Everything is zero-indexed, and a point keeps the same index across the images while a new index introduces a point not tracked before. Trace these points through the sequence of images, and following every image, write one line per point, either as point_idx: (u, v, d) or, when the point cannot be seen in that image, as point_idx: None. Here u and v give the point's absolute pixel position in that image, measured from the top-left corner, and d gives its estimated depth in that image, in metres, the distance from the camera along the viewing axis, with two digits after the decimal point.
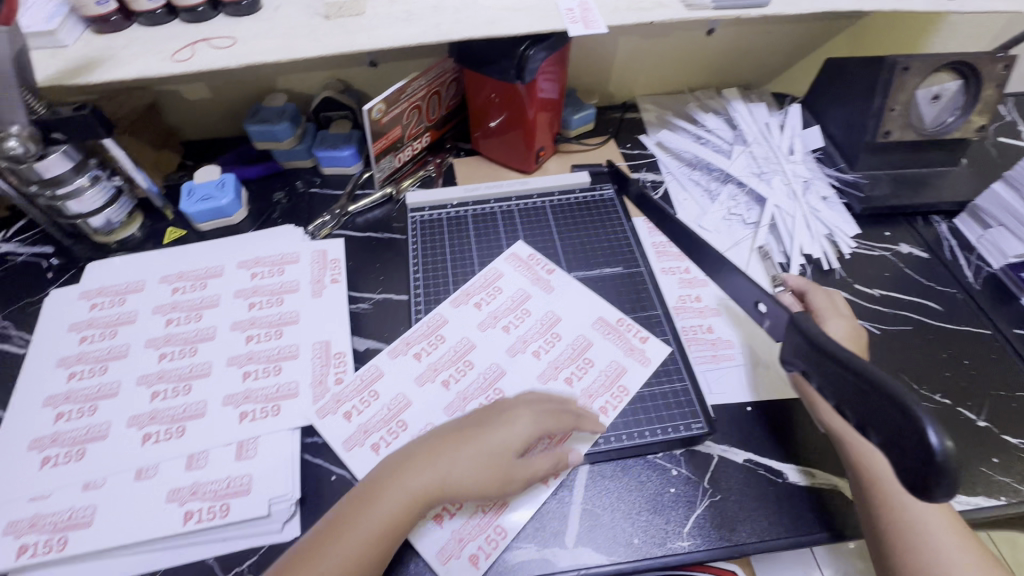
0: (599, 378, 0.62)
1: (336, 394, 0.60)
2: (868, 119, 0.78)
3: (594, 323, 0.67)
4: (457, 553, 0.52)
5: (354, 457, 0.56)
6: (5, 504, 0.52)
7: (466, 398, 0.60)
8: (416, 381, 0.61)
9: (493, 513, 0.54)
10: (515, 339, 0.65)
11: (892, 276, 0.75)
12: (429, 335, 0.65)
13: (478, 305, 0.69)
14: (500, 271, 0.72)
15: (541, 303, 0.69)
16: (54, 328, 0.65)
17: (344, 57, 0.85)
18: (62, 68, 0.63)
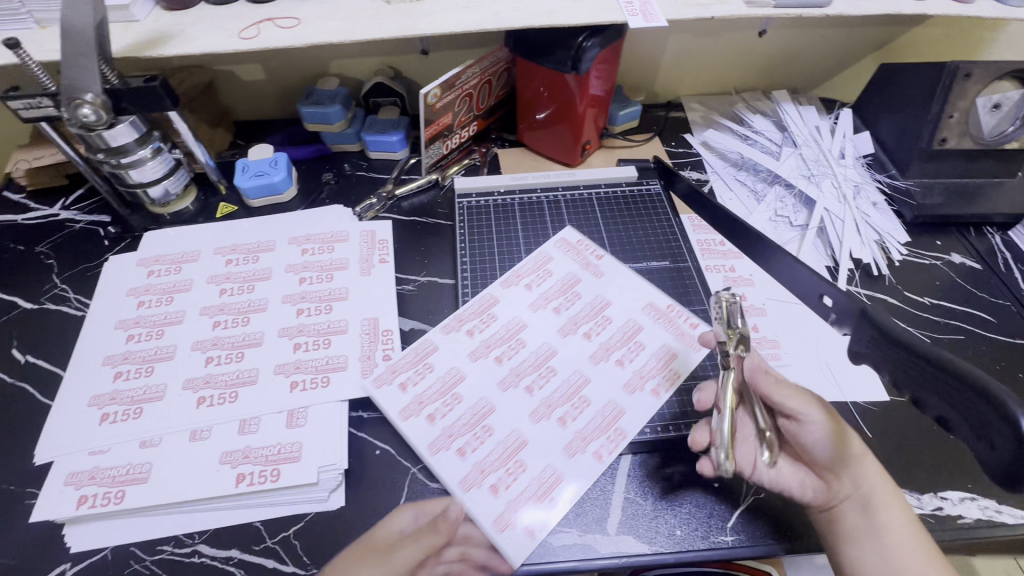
0: (650, 363, 0.63)
1: (391, 364, 0.61)
2: (924, 125, 0.77)
3: (645, 308, 0.67)
4: (515, 521, 0.52)
5: (409, 427, 0.57)
6: (66, 456, 0.55)
7: (520, 376, 0.61)
8: (470, 357, 0.63)
9: (550, 486, 0.54)
10: (566, 322, 0.66)
11: (943, 284, 0.74)
12: (481, 314, 0.66)
13: (527, 287, 0.69)
14: (549, 255, 0.73)
15: (592, 287, 0.70)
16: (112, 292, 0.68)
17: (398, 43, 0.85)
18: (135, 41, 0.64)
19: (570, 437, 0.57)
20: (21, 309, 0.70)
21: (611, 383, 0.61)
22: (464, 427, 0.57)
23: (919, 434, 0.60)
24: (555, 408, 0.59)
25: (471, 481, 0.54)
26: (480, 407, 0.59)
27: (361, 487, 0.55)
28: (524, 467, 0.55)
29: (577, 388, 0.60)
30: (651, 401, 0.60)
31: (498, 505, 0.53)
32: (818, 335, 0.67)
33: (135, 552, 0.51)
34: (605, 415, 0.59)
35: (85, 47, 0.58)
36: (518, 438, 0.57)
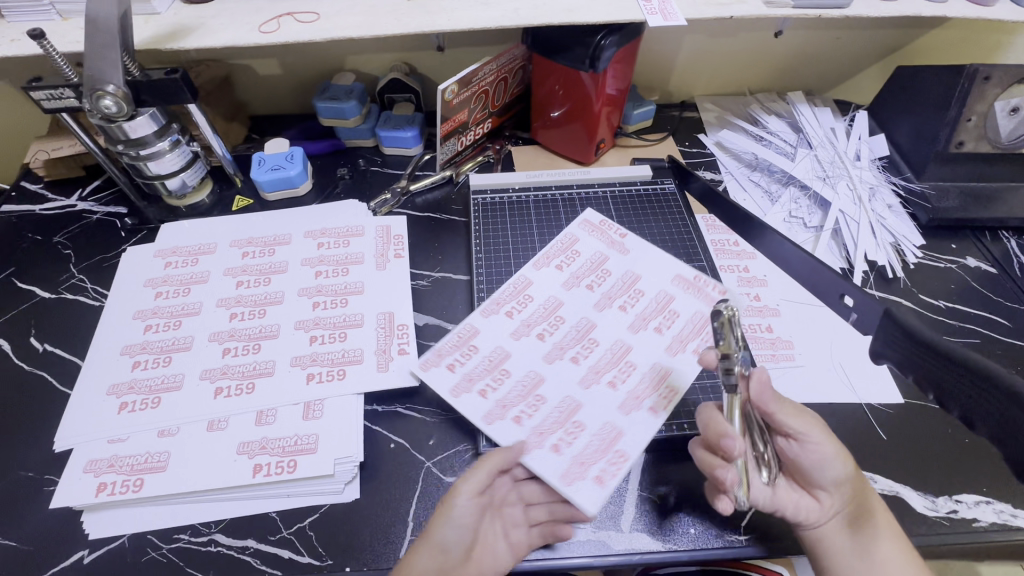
0: (688, 326, 0.64)
1: (437, 349, 0.62)
2: (941, 128, 0.77)
3: (675, 280, 0.69)
4: (581, 476, 0.53)
5: (461, 403, 0.58)
6: (87, 443, 0.55)
7: (564, 347, 0.62)
8: (512, 334, 0.63)
9: (612, 440, 0.55)
10: (601, 296, 0.67)
11: (958, 288, 0.73)
12: (518, 294, 0.67)
13: (557, 267, 0.70)
14: (575, 236, 0.74)
15: (622, 263, 0.71)
16: (130, 283, 0.69)
17: (414, 40, 0.85)
18: (155, 33, 0.64)
19: (620, 398, 0.58)
20: (39, 298, 0.70)
21: (653, 347, 0.62)
22: (517, 397, 0.58)
23: (933, 437, 0.60)
24: (603, 373, 0.60)
25: (531, 446, 0.55)
26: (529, 379, 0.60)
27: (375, 480, 0.55)
28: (581, 428, 0.56)
29: (621, 355, 0.62)
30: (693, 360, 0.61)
31: (563, 463, 0.54)
32: (833, 337, 0.67)
33: (152, 539, 0.52)
34: (651, 376, 0.60)
35: (109, 38, 0.58)
36: (571, 402, 0.58)
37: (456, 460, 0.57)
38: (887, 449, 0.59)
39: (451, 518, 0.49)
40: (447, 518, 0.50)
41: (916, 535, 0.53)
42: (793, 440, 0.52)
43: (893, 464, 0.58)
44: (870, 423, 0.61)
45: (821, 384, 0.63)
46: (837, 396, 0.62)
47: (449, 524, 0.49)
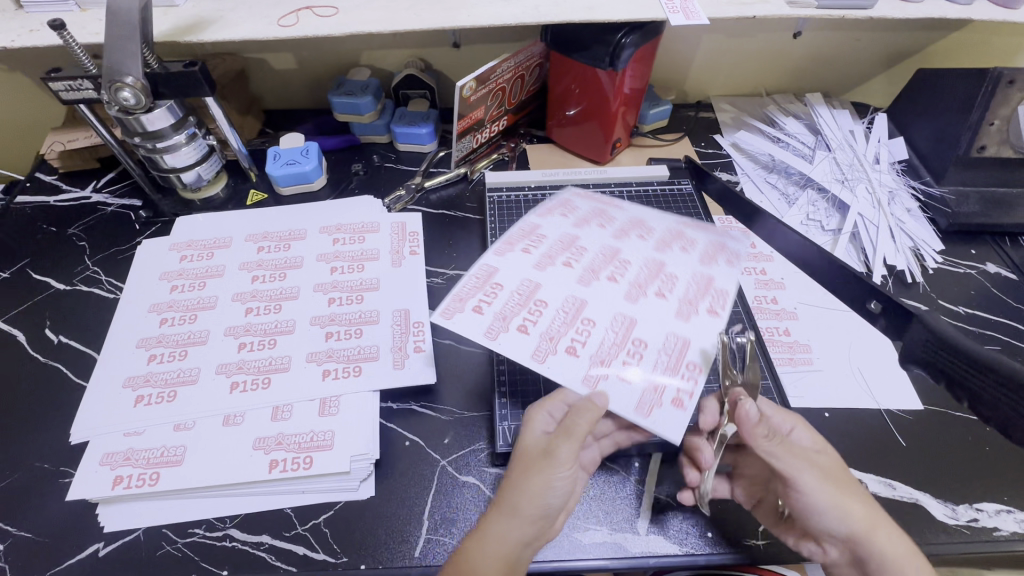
0: (709, 243, 0.61)
1: (455, 294, 0.52)
2: (963, 132, 0.76)
3: (676, 218, 0.64)
4: (659, 403, 0.50)
5: (505, 341, 0.51)
6: (103, 435, 0.55)
7: (597, 270, 0.57)
8: (535, 266, 0.57)
9: (678, 361, 0.52)
10: (615, 227, 0.62)
11: (978, 294, 0.73)
12: (526, 235, 0.60)
13: (552, 217, 0.62)
14: (570, 196, 0.66)
15: (626, 207, 0.66)
16: (146, 276, 0.69)
17: (430, 36, 0.85)
18: (174, 26, 0.64)
19: (672, 308, 0.55)
20: (53, 290, 0.70)
21: (685, 262, 0.59)
22: (562, 326, 0.53)
23: (954, 445, 0.59)
24: (645, 288, 0.56)
25: (596, 375, 0.51)
26: (570, 305, 0.54)
27: (390, 478, 0.55)
28: (643, 346, 0.53)
29: (657, 270, 0.58)
30: (728, 269, 0.58)
31: (635, 394, 0.50)
32: (851, 341, 0.66)
33: (167, 534, 0.51)
34: (694, 284, 0.57)
35: (129, 30, 0.58)
36: (625, 320, 0.54)
37: (471, 459, 0.56)
38: (906, 457, 0.58)
39: (552, 488, 0.46)
40: (548, 488, 0.46)
41: (935, 543, 0.53)
42: (786, 485, 0.48)
43: (911, 471, 0.57)
44: (888, 430, 0.60)
45: (839, 389, 0.63)
46: (855, 401, 0.62)
47: (550, 493, 0.46)
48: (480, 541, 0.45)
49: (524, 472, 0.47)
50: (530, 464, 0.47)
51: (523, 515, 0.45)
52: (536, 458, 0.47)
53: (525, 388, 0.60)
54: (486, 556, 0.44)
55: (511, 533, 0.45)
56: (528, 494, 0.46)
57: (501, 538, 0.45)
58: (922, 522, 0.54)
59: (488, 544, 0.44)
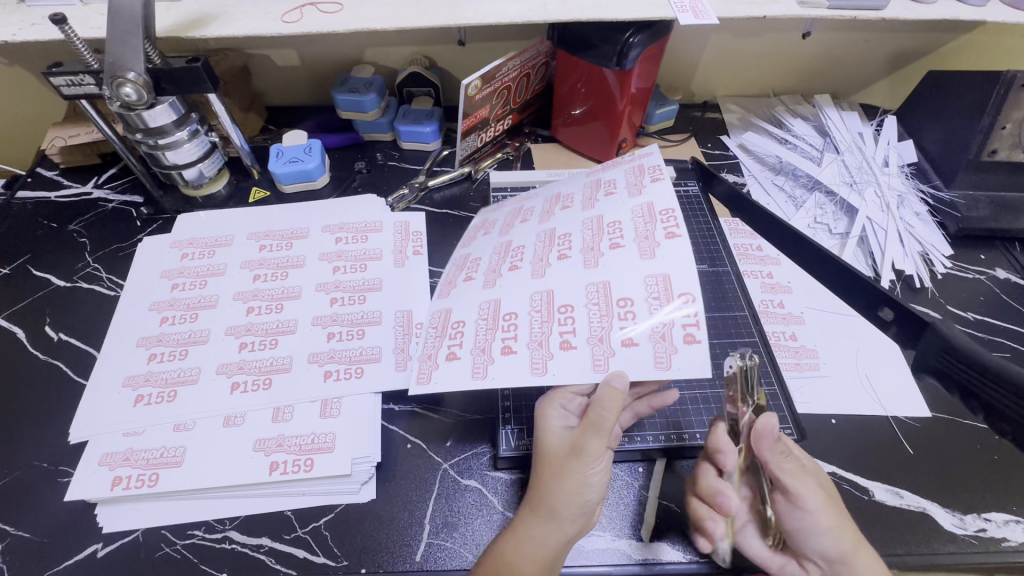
0: (628, 175, 0.58)
1: (426, 354, 0.53)
2: (974, 135, 0.75)
3: (585, 181, 0.63)
4: (674, 350, 0.45)
5: (495, 371, 0.49)
6: (102, 435, 0.55)
7: (544, 256, 0.56)
8: (486, 287, 0.56)
9: (667, 303, 0.47)
10: (540, 215, 0.62)
11: (987, 300, 0.72)
12: (462, 268, 0.62)
13: (486, 234, 0.66)
14: (488, 216, 0.70)
15: (540, 196, 0.66)
16: (147, 274, 0.68)
17: (435, 33, 0.84)
18: (177, 21, 0.63)
19: (632, 250, 0.51)
20: (53, 287, 0.70)
21: (619, 203, 0.56)
22: (541, 326, 0.50)
23: (962, 453, 0.58)
24: (599, 246, 0.53)
25: (601, 358, 0.47)
26: (538, 300, 0.52)
27: (392, 481, 0.54)
28: (628, 302, 0.48)
29: (597, 225, 0.55)
30: (658, 185, 0.55)
31: (644, 368, 0.45)
32: (858, 347, 0.66)
33: (166, 535, 0.51)
34: (640, 218, 0.53)
35: (132, 24, 0.57)
36: (599, 284, 0.50)
37: (473, 462, 0.56)
38: (912, 464, 0.58)
39: (587, 484, 0.46)
40: (582, 486, 0.46)
41: (942, 553, 0.52)
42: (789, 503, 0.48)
43: (917, 479, 0.57)
44: (897, 437, 0.59)
45: (845, 395, 0.62)
46: (862, 407, 0.61)
47: (586, 490, 0.46)
48: (518, 542, 0.45)
49: (556, 472, 0.47)
50: (563, 464, 0.47)
51: (562, 517, 0.46)
52: (567, 459, 0.47)
53: (528, 390, 0.59)
54: (524, 558, 0.44)
55: (549, 533, 0.45)
56: (564, 495, 0.46)
57: (539, 539, 0.45)
58: (928, 530, 0.54)
59: (527, 546, 0.45)
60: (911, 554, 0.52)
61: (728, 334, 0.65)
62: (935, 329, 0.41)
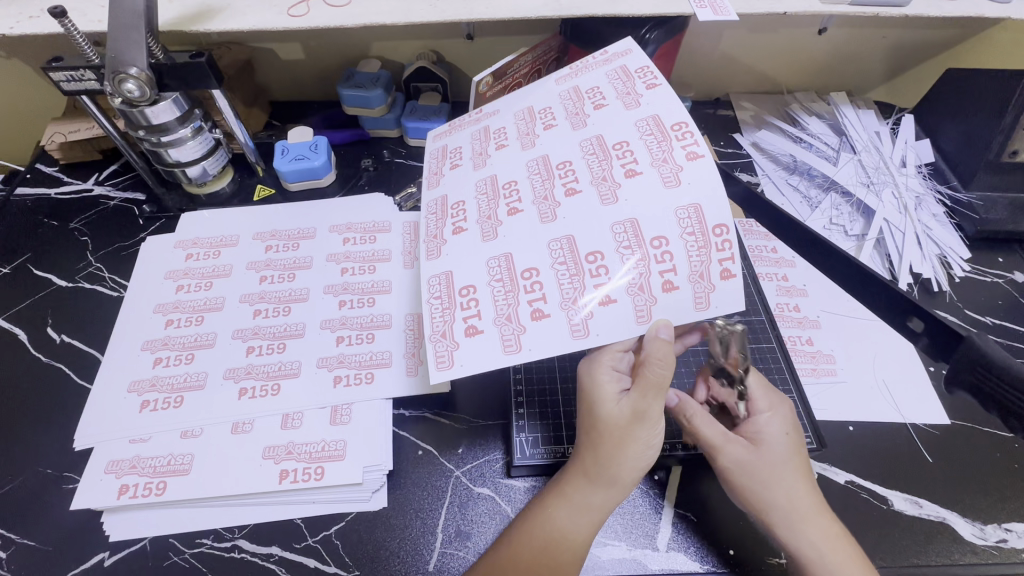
0: (616, 86, 0.55)
1: (434, 333, 0.48)
2: (994, 136, 0.73)
3: (559, 92, 0.58)
4: (712, 288, 0.47)
5: (528, 342, 0.47)
6: (108, 442, 0.54)
7: (547, 193, 0.52)
8: (487, 239, 0.51)
9: (709, 238, 0.47)
10: (520, 140, 0.56)
11: (1005, 305, 0.71)
12: (443, 213, 0.55)
13: (457, 166, 0.58)
14: (444, 143, 0.62)
15: (505, 116, 0.59)
16: (151, 275, 0.67)
17: (443, 27, 0.81)
18: (178, 15, 0.60)
19: (652, 176, 0.49)
20: (55, 287, 0.68)
21: (617, 117, 0.53)
22: (571, 281, 0.48)
23: (982, 460, 0.57)
24: (611, 175, 0.50)
25: (644, 309, 0.47)
26: (558, 249, 0.49)
27: (403, 490, 0.53)
28: (663, 241, 0.47)
29: (599, 147, 0.52)
30: (654, 92, 0.53)
31: (689, 304, 0.47)
32: (875, 351, 0.64)
33: (174, 544, 0.50)
34: (648, 135, 0.50)
35: (133, 19, 0.55)
36: (626, 222, 0.48)
37: (485, 469, 0.55)
38: (932, 473, 0.57)
39: (649, 447, 0.49)
40: (645, 449, 0.48)
41: (963, 565, 0.52)
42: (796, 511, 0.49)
43: (937, 488, 0.56)
44: (917, 445, 0.58)
45: (864, 402, 0.61)
46: (880, 414, 0.60)
47: (647, 451, 0.49)
48: (572, 509, 0.47)
49: (620, 441, 0.48)
50: (627, 432, 0.48)
51: (621, 484, 0.48)
52: (629, 426, 0.48)
53: (542, 395, 0.58)
54: (579, 521, 0.47)
55: (606, 497, 0.48)
56: (626, 463, 0.48)
57: (594, 503, 0.47)
58: (948, 541, 0.53)
59: (578, 508, 0.47)
60: (932, 564, 0.52)
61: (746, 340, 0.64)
62: (969, 343, 0.40)
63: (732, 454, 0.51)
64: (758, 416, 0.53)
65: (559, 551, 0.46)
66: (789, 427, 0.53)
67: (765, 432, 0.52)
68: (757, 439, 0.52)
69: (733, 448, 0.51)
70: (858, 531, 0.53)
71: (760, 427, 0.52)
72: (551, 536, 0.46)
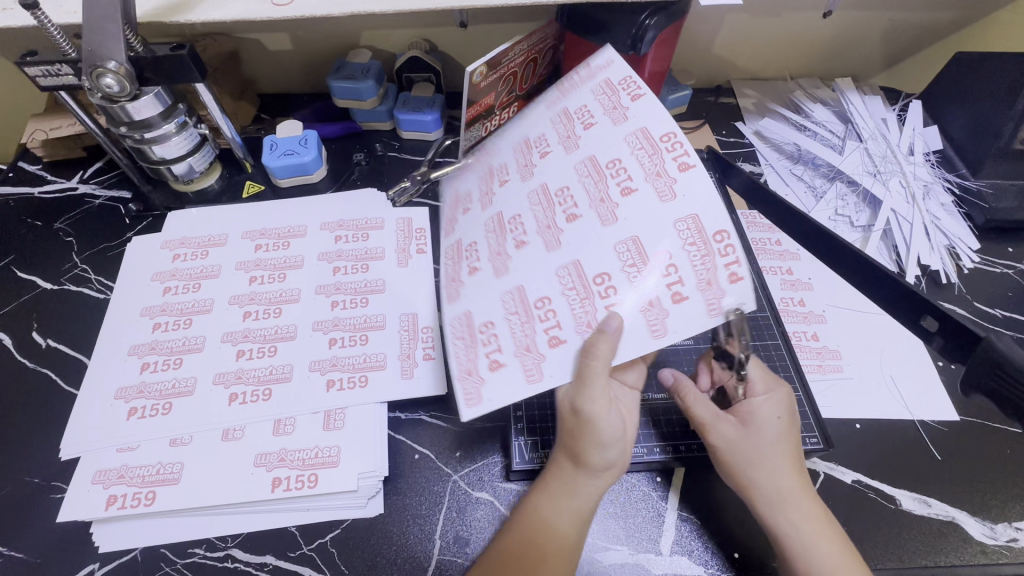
0: (601, 100, 0.51)
1: (465, 368, 0.48)
2: (1006, 122, 0.71)
3: (549, 116, 0.54)
4: (723, 294, 0.43)
5: (549, 369, 0.46)
6: (95, 451, 0.52)
7: (549, 221, 0.49)
8: (499, 276, 0.50)
9: (710, 239, 0.44)
10: (519, 171, 0.53)
11: (1016, 296, 0.69)
12: (459, 257, 0.54)
13: (466, 211, 0.56)
14: (455, 189, 0.60)
15: (501, 150, 0.56)
16: (137, 276, 0.65)
17: (435, 14, 0.78)
18: (159, 4, 0.57)
19: (647, 193, 0.46)
20: (40, 290, 0.66)
21: (605, 136, 0.49)
22: (582, 305, 0.46)
23: (992, 458, 0.56)
24: (608, 195, 0.47)
25: (657, 323, 0.44)
26: (566, 275, 0.47)
27: (400, 495, 0.52)
28: (665, 255, 0.44)
29: (594, 168, 0.49)
30: (641, 103, 0.48)
31: (700, 314, 0.43)
32: (883, 347, 0.63)
33: (165, 554, 0.49)
34: (640, 150, 0.47)
35: (108, 9, 0.52)
36: (628, 241, 0.46)
37: (483, 473, 0.54)
38: (942, 473, 0.55)
39: (601, 444, 0.47)
40: (597, 445, 0.47)
41: (973, 565, 0.50)
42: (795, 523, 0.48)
43: (947, 487, 0.54)
44: (926, 443, 0.57)
45: (870, 399, 0.59)
46: (888, 411, 0.59)
47: (602, 450, 0.47)
48: (553, 499, 0.47)
49: (575, 431, 0.47)
50: (578, 424, 0.47)
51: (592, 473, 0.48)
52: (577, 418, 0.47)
53: (542, 398, 0.56)
54: (561, 515, 0.47)
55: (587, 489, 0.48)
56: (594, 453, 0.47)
57: (573, 494, 0.47)
58: (959, 542, 0.52)
59: (561, 501, 0.47)
60: (941, 565, 0.50)
61: (749, 338, 0.62)
62: (986, 343, 0.39)
63: (721, 431, 0.51)
64: (754, 399, 0.52)
65: (544, 544, 0.46)
66: (783, 411, 0.51)
67: (758, 413, 0.51)
68: (748, 419, 0.51)
69: (722, 426, 0.51)
70: (865, 530, 0.52)
71: (753, 407, 0.52)
72: (535, 528, 0.46)
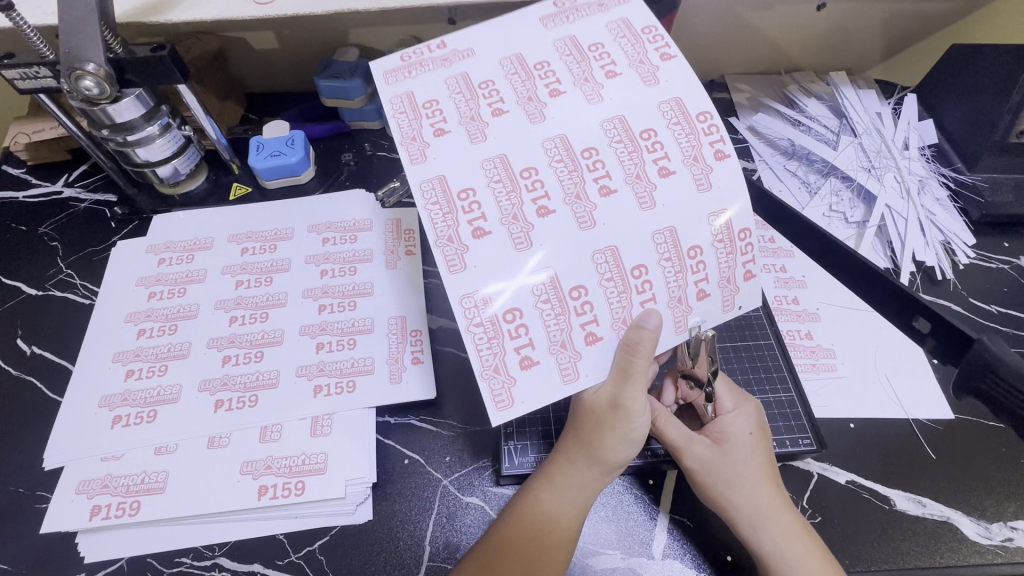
0: (624, 48, 0.48)
1: (487, 360, 0.42)
2: (1001, 115, 0.70)
3: (552, 43, 0.48)
4: (736, 290, 0.47)
5: (586, 368, 0.44)
6: (79, 460, 0.52)
7: (578, 189, 0.44)
8: (522, 250, 0.43)
9: (731, 238, 0.45)
10: (522, 106, 0.46)
11: (1011, 292, 0.68)
12: (450, 205, 0.43)
13: (444, 132, 0.45)
14: (411, 90, 0.47)
15: (485, 63, 0.47)
16: (122, 282, 0.64)
17: (423, 11, 0.77)
18: (139, 4, 0.56)
19: (685, 177, 0.45)
20: (24, 296, 0.65)
21: (635, 94, 0.46)
22: (619, 298, 0.44)
23: (986, 457, 0.55)
24: (645, 173, 0.45)
25: (682, 319, 0.46)
26: (603, 262, 0.44)
27: (389, 501, 0.51)
28: (698, 251, 0.45)
29: (625, 134, 0.45)
30: (671, 64, 0.47)
31: (718, 309, 0.47)
32: (877, 345, 0.62)
33: (151, 563, 0.48)
34: (675, 125, 0.45)
35: (84, 9, 0.51)
36: (665, 231, 0.44)
37: (473, 479, 0.53)
38: (935, 471, 0.55)
39: (627, 440, 0.47)
40: (622, 442, 0.47)
41: (967, 566, 0.50)
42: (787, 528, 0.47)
43: (941, 487, 0.54)
44: (919, 441, 0.56)
45: (864, 398, 0.59)
46: (882, 410, 0.58)
47: (624, 446, 0.48)
48: (557, 491, 0.47)
49: (598, 427, 0.47)
50: (605, 420, 0.46)
51: (609, 467, 0.48)
52: (606, 413, 0.46)
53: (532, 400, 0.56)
54: (564, 506, 0.47)
55: (597, 482, 0.48)
56: (616, 447, 0.47)
57: (582, 485, 0.47)
58: (953, 542, 0.51)
59: (564, 494, 0.47)
60: (935, 567, 0.50)
61: (741, 337, 0.61)
62: (979, 345, 0.38)
63: (696, 455, 0.50)
64: (724, 417, 0.52)
65: (548, 537, 0.45)
66: (754, 426, 0.51)
67: (730, 431, 0.51)
68: (721, 439, 0.51)
69: (696, 448, 0.51)
70: (859, 533, 0.52)
71: (724, 427, 0.51)
72: (537, 518, 0.46)
